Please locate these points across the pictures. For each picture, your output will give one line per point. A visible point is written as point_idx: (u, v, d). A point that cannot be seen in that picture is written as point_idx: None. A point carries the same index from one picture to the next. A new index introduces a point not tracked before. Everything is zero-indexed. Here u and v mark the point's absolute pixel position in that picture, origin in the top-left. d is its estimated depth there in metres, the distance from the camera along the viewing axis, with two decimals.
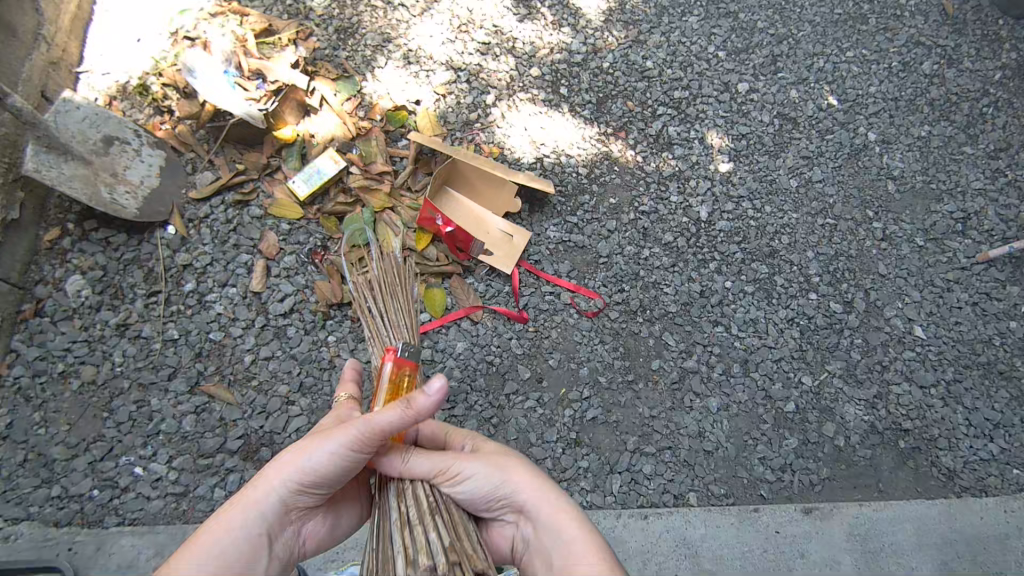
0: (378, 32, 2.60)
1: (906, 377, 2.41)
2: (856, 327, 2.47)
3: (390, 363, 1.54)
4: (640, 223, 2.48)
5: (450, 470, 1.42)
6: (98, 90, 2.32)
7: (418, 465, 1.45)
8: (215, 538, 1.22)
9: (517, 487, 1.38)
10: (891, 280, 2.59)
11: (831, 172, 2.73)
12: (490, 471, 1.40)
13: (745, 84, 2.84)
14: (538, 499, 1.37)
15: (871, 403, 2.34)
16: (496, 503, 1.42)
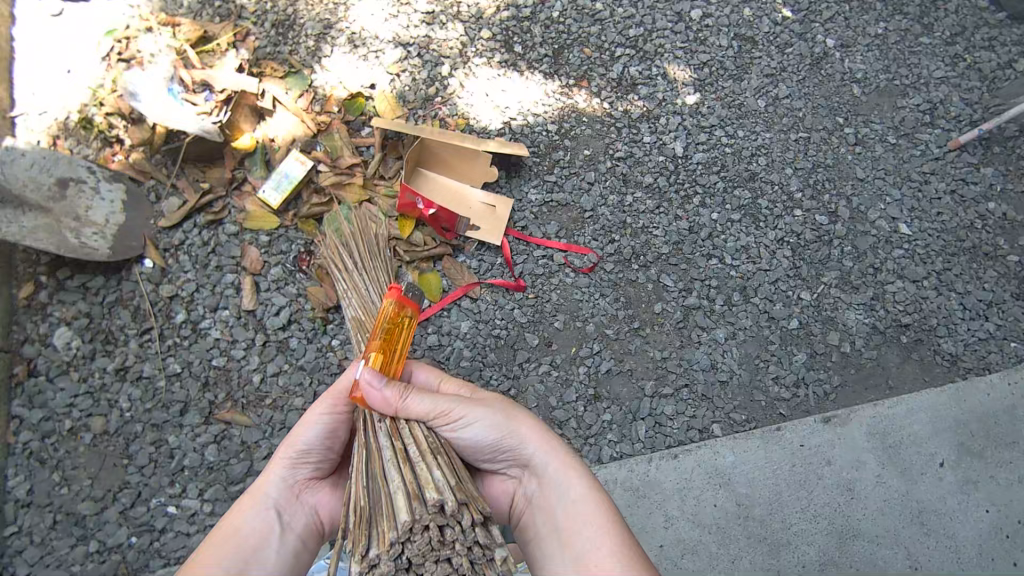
0: (317, 19, 2.49)
1: (899, 275, 2.47)
2: (844, 235, 2.50)
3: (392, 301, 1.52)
4: (619, 169, 2.46)
5: (454, 414, 1.47)
6: (38, 131, 2.22)
7: (418, 405, 1.47)
8: (232, 520, 1.38)
9: (524, 438, 1.48)
10: (871, 182, 2.61)
11: (796, 86, 2.72)
12: (498, 422, 1.48)
13: (698, 10, 2.77)
14: (541, 450, 1.47)
15: (869, 305, 2.40)
16: (500, 450, 1.50)
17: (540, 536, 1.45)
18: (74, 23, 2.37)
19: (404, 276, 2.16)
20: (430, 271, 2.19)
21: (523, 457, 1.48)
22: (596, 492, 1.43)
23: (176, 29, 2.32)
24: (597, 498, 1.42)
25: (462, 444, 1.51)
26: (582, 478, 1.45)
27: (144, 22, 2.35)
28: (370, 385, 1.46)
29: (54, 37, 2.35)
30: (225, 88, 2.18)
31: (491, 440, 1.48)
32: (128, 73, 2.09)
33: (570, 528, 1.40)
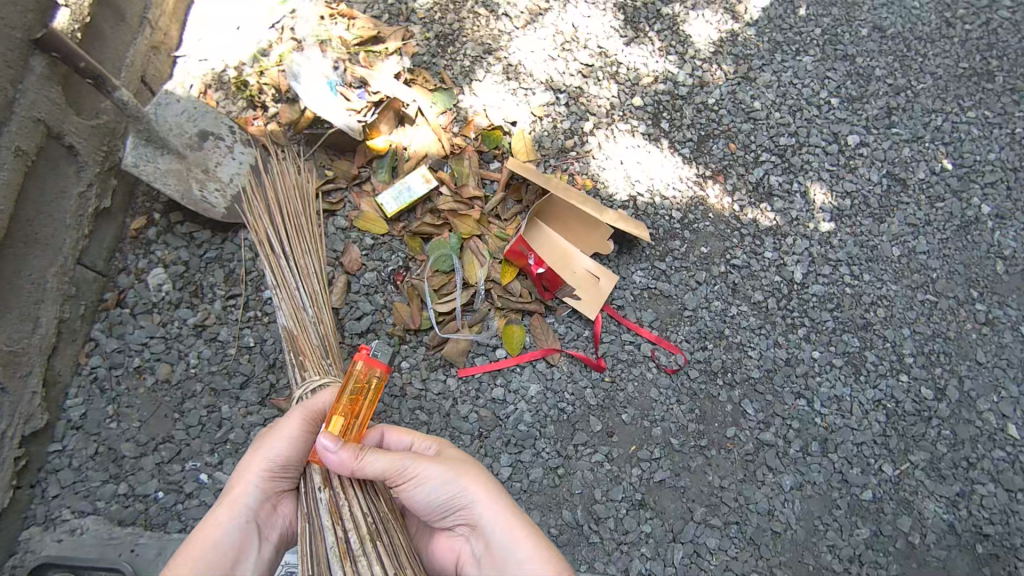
0: (479, 42, 2.49)
1: (993, 477, 2.27)
2: (946, 416, 2.34)
3: (359, 363, 1.43)
4: (731, 277, 2.36)
5: (406, 473, 1.42)
6: (194, 76, 2.27)
7: (372, 464, 1.40)
8: (208, 534, 1.35)
9: (473, 498, 1.43)
10: (988, 369, 2.43)
11: (936, 244, 2.55)
12: (450, 482, 1.43)
13: (856, 137, 2.63)
14: (491, 512, 1.42)
15: (952, 501, 2.22)
16: (451, 512, 1.45)
17: None
18: None
19: (490, 321, 2.13)
20: (517, 324, 2.14)
21: (470, 516, 1.43)
22: (544, 552, 1.39)
23: (351, 22, 2.38)
24: (545, 560, 1.38)
25: (413, 503, 1.46)
26: (529, 538, 1.40)
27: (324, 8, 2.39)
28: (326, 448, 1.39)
29: None
30: (378, 92, 2.23)
31: (441, 499, 1.43)
32: (297, 54, 2.17)
33: None
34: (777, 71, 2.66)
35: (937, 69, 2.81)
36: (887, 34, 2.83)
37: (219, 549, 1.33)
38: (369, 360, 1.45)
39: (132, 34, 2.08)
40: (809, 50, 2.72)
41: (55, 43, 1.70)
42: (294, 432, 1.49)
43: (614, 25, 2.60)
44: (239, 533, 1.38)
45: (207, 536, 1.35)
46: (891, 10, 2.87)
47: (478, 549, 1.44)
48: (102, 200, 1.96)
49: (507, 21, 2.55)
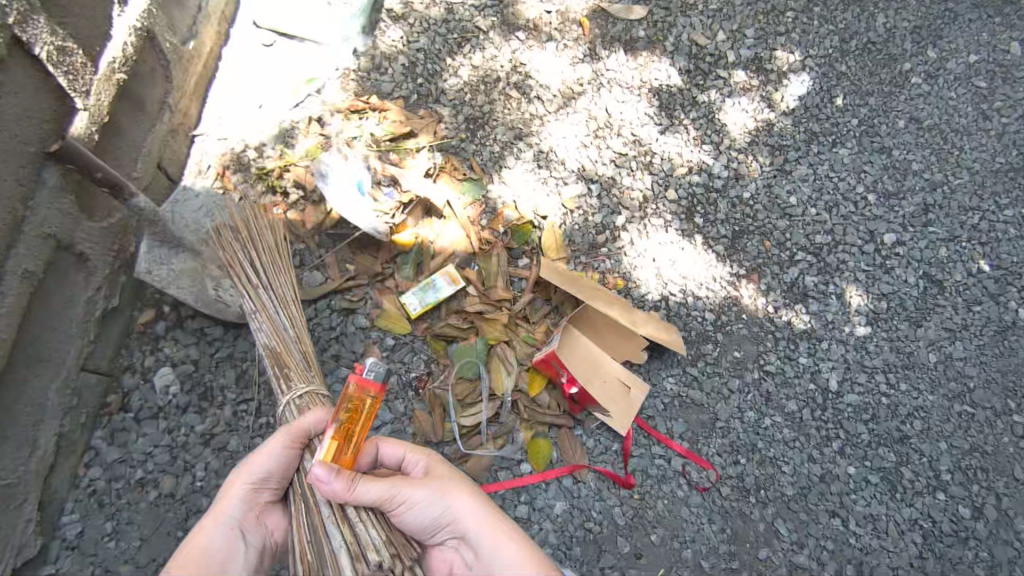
0: (510, 126, 2.41)
1: None
2: (984, 538, 2.21)
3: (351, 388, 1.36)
4: (765, 384, 2.28)
5: (398, 499, 1.38)
6: (211, 155, 2.16)
7: (364, 496, 1.35)
8: (198, 546, 1.32)
9: (462, 512, 1.41)
10: None
11: (973, 350, 2.46)
12: (435, 499, 1.40)
13: (892, 235, 2.56)
14: (474, 524, 1.40)
15: None
16: (440, 529, 1.42)
17: None
18: (279, 57, 2.38)
19: (515, 433, 2.03)
20: (544, 437, 2.04)
21: (460, 532, 1.41)
22: (529, 553, 1.40)
23: (382, 115, 2.29)
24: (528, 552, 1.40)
25: (401, 524, 1.43)
26: (514, 540, 1.41)
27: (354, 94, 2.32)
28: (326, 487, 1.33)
29: (257, 68, 2.35)
30: (410, 191, 2.13)
31: (429, 520, 1.41)
32: (328, 153, 2.07)
33: None
34: (814, 163, 2.61)
35: (974, 163, 2.75)
36: (923, 126, 2.77)
37: (207, 555, 1.31)
38: (361, 382, 1.38)
39: (150, 122, 1.97)
40: (845, 142, 2.67)
41: (71, 155, 1.60)
42: (281, 449, 1.45)
43: (649, 112, 2.55)
44: (227, 541, 1.36)
45: (193, 548, 1.32)
46: (927, 101, 2.82)
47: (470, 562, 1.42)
48: (110, 300, 1.85)
49: (540, 104, 2.47)
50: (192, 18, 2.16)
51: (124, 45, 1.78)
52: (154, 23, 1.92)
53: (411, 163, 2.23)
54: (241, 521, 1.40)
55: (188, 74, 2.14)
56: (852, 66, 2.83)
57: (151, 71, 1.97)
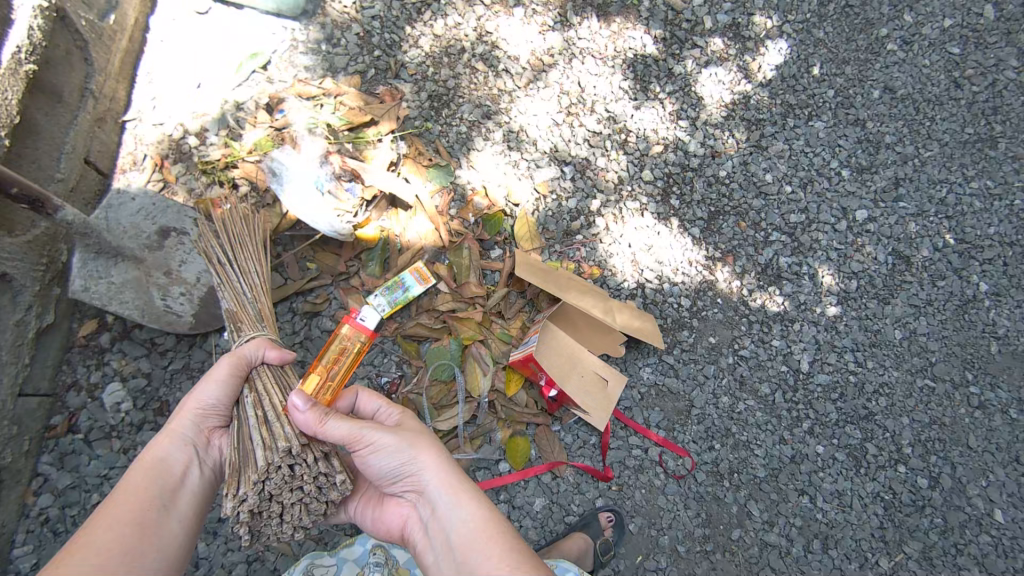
0: (477, 104, 2.28)
1: (979, 563, 2.17)
2: (939, 505, 2.23)
3: (348, 328, 1.52)
4: (739, 369, 2.26)
5: (363, 440, 1.34)
6: (146, 143, 1.95)
7: (331, 429, 1.34)
8: (155, 459, 1.33)
9: (423, 465, 1.32)
10: (979, 454, 2.30)
11: (936, 326, 2.45)
12: (400, 446, 1.33)
13: (864, 211, 2.54)
14: (433, 476, 1.31)
15: None
16: (403, 480, 1.35)
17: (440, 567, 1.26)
18: (216, 31, 2.16)
19: (493, 433, 1.98)
20: (522, 435, 2.00)
21: (420, 486, 1.33)
22: (487, 515, 1.25)
23: (339, 99, 2.11)
24: (488, 519, 1.24)
25: (367, 467, 1.38)
26: (474, 502, 1.28)
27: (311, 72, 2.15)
28: (291, 411, 1.36)
29: (191, 42, 2.12)
30: (372, 186, 1.99)
31: (393, 468, 1.34)
32: (280, 149, 1.92)
33: (463, 557, 1.20)
34: (789, 138, 2.56)
35: (944, 135, 2.71)
36: (896, 95, 2.72)
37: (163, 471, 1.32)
38: (356, 326, 1.55)
39: (71, 114, 1.80)
40: (820, 115, 2.62)
41: None
42: (224, 373, 1.46)
43: (623, 85, 2.46)
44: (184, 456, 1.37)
45: (147, 465, 1.31)
46: (902, 69, 2.76)
47: (427, 519, 1.32)
48: (43, 315, 1.69)
49: (508, 79, 2.34)
50: None
51: (30, 29, 1.59)
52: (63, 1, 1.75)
53: (372, 154, 2.07)
54: (194, 439, 1.41)
55: (110, 53, 1.93)
56: (829, 32, 2.76)
57: (64, 57, 1.81)
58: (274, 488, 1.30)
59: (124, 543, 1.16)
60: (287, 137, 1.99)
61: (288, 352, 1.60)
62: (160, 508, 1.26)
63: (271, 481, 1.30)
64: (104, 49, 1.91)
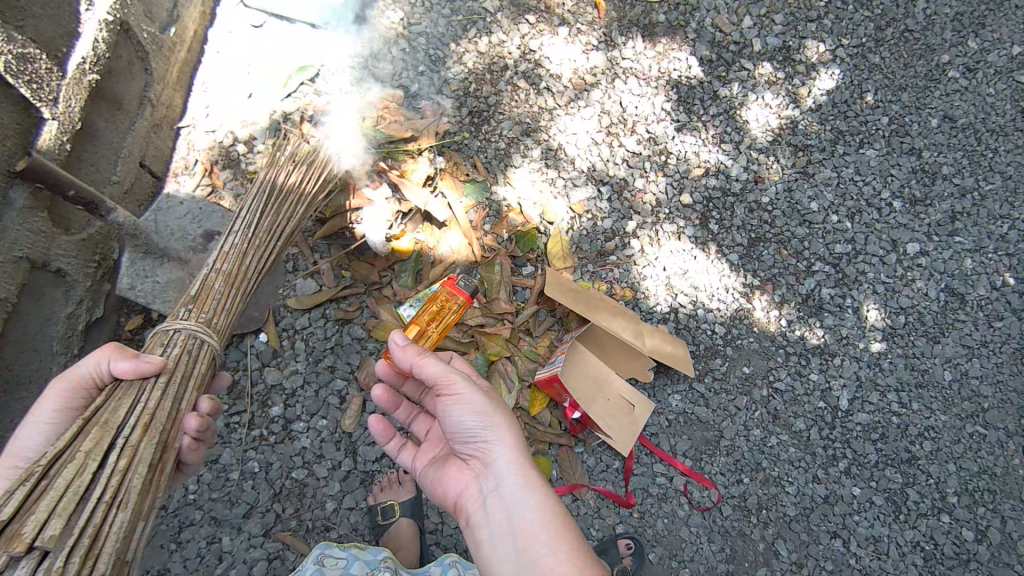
0: (517, 120, 2.29)
1: None
2: (986, 561, 2.07)
3: (445, 290, 1.78)
4: (773, 402, 2.18)
5: (453, 388, 1.36)
6: (198, 150, 2.06)
7: (428, 366, 1.38)
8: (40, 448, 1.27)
9: (500, 441, 1.32)
10: None
11: (991, 368, 2.30)
12: (488, 410, 1.34)
13: (915, 244, 2.43)
14: (508, 452, 1.30)
15: None
16: (472, 446, 1.35)
17: (491, 540, 1.24)
18: (269, 43, 2.26)
19: None
20: (543, 455, 1.99)
21: (489, 459, 1.32)
22: (557, 512, 1.23)
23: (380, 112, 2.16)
24: (559, 515, 1.22)
25: (445, 421, 1.39)
26: (543, 493, 1.27)
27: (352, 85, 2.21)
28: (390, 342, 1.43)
29: (246, 55, 2.23)
30: (409, 201, 2.06)
31: (470, 427, 1.34)
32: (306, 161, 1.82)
33: (524, 542, 1.19)
34: (838, 166, 2.48)
35: (1008, 167, 2.56)
36: (956, 125, 2.60)
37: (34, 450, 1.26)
38: (453, 290, 1.77)
39: (129, 119, 1.90)
40: (873, 143, 2.53)
41: (39, 172, 1.51)
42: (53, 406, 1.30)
43: (666, 106, 2.44)
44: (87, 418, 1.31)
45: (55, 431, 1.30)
46: (963, 98, 2.64)
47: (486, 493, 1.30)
48: (94, 308, 1.77)
49: (550, 97, 2.35)
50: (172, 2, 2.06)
51: (95, 42, 1.70)
52: (128, 14, 1.85)
53: (414, 167, 2.11)
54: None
55: (169, 64, 2.04)
56: (886, 57, 2.67)
57: (127, 66, 1.90)
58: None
59: None
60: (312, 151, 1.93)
61: (146, 363, 1.30)
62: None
63: None
64: (164, 59, 2.02)
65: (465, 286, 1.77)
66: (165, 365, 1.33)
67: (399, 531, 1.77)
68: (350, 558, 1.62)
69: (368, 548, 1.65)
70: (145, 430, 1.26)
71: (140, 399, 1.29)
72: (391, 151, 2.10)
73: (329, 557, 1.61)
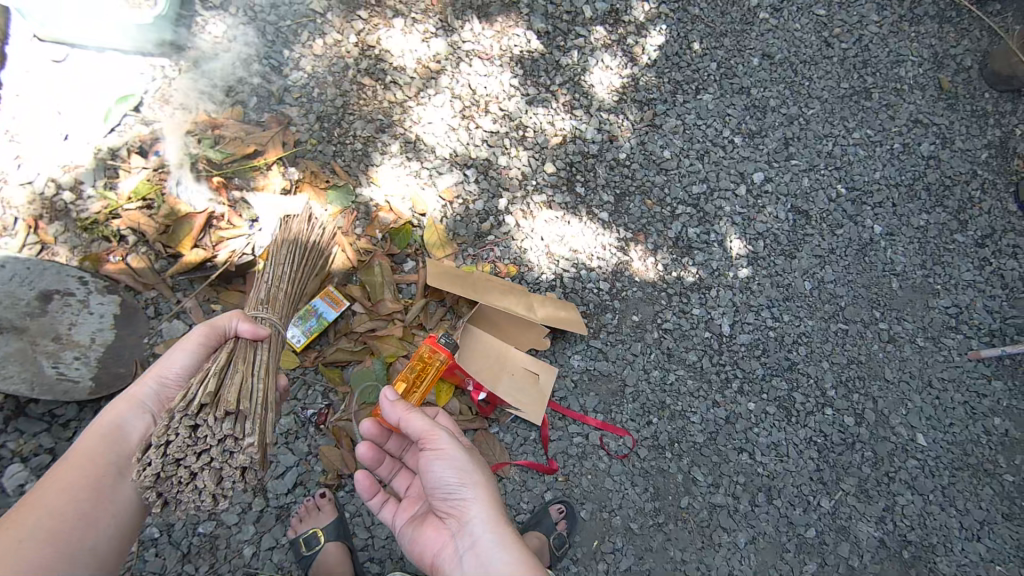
0: (370, 118, 2.25)
1: (909, 485, 2.27)
2: (867, 439, 2.33)
3: (427, 346, 1.76)
4: (664, 342, 2.32)
5: (436, 444, 1.38)
6: (17, 206, 1.86)
7: (413, 422, 1.41)
8: (106, 422, 1.48)
9: (478, 496, 1.35)
10: (896, 386, 2.42)
11: (841, 271, 2.57)
12: (467, 467, 1.37)
13: (760, 173, 2.65)
14: (485, 509, 1.34)
15: (880, 517, 2.21)
16: (451, 501, 1.37)
17: None
18: (77, 76, 2.07)
19: None
20: None
21: (467, 515, 1.34)
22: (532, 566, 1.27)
23: (219, 134, 2.06)
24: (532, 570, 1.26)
25: (425, 476, 1.40)
26: (518, 549, 1.30)
27: (185, 112, 2.08)
28: (381, 397, 1.44)
29: (53, 93, 2.02)
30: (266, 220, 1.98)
31: (449, 483, 1.36)
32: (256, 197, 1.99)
33: None
34: (681, 114, 2.65)
35: (823, 92, 2.86)
36: (774, 61, 2.86)
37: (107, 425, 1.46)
38: (436, 346, 1.77)
39: None
40: (707, 88, 2.73)
41: None
42: (193, 345, 1.57)
43: (514, 83, 2.49)
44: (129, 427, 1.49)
45: (117, 430, 1.48)
46: (776, 35, 2.90)
47: (464, 551, 1.32)
48: None
49: (398, 90, 2.32)
50: None
51: None
52: None
53: (267, 183, 2.03)
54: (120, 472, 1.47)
55: None
56: (704, 8, 2.87)
57: None
58: (172, 448, 1.38)
59: (80, 504, 1.41)
60: (168, 203, 1.91)
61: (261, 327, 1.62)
62: (81, 530, 1.40)
63: (173, 443, 1.39)
64: None
65: (448, 343, 1.77)
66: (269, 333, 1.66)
67: (329, 555, 1.69)
68: None
69: None
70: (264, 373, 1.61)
71: (259, 351, 1.63)
72: (237, 170, 2.01)
73: None
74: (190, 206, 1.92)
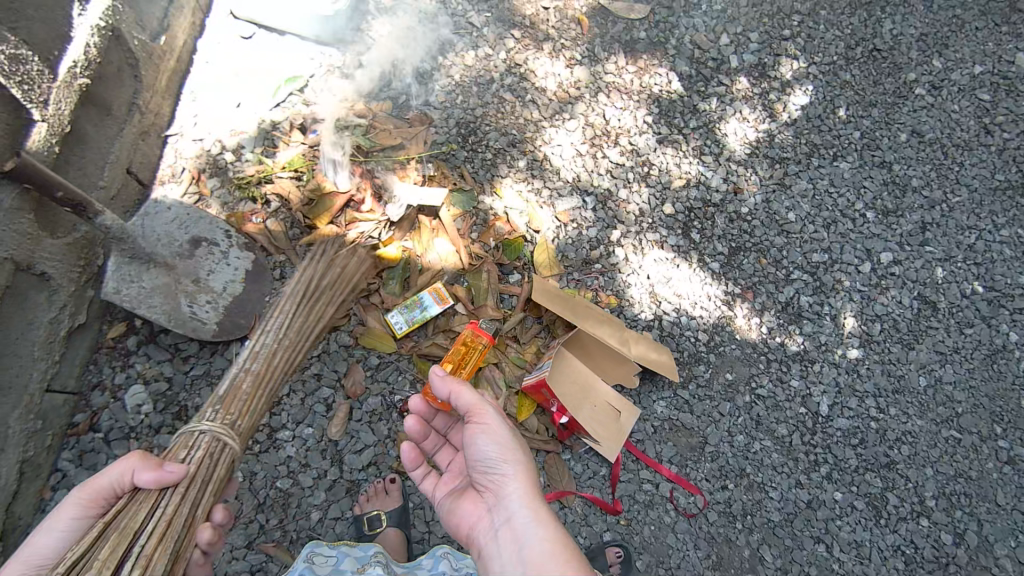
0: (504, 132, 2.34)
1: None
2: (963, 564, 2.10)
3: (468, 329, 1.89)
4: (755, 408, 2.22)
5: (481, 419, 1.40)
6: (186, 157, 2.07)
7: (462, 396, 1.43)
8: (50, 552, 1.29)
9: (518, 472, 1.33)
10: (1007, 512, 2.18)
11: (964, 374, 2.37)
12: (509, 444, 1.36)
13: (889, 253, 2.51)
14: (523, 484, 1.32)
15: None
16: (490, 476, 1.36)
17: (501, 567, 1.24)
18: (258, 54, 2.30)
19: None
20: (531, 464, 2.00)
21: (504, 489, 1.33)
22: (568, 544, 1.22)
23: (369, 124, 2.20)
24: (567, 547, 1.21)
25: (468, 450, 1.41)
26: (554, 528, 1.26)
27: (342, 98, 2.25)
28: (432, 373, 1.48)
29: (236, 66, 2.26)
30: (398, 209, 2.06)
31: (490, 458, 1.36)
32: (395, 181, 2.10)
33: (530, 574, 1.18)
34: (813, 178, 2.57)
35: (973, 180, 2.67)
36: (924, 139, 2.71)
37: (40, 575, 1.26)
38: (478, 330, 1.91)
39: (119, 125, 1.91)
40: (846, 156, 2.63)
41: (30, 173, 1.53)
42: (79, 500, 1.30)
43: (647, 119, 2.51)
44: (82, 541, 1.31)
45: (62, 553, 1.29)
46: (930, 113, 2.76)
47: (500, 526, 1.30)
48: (78, 316, 1.77)
49: (535, 109, 2.40)
50: (163, 11, 2.10)
51: (87, 46, 1.73)
52: (119, 20, 1.87)
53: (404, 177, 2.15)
54: None
55: (157, 71, 2.07)
56: (856, 74, 2.78)
57: (117, 72, 1.91)
58: None
59: None
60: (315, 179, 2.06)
61: (170, 471, 1.32)
62: None
63: None
64: (153, 68, 2.04)
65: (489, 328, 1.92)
66: (187, 470, 1.35)
67: (388, 539, 1.75)
68: (341, 555, 1.63)
69: (358, 546, 1.65)
70: (162, 532, 1.29)
71: (161, 504, 1.31)
72: (378, 160, 2.15)
73: (318, 555, 1.61)
74: (334, 185, 2.06)
